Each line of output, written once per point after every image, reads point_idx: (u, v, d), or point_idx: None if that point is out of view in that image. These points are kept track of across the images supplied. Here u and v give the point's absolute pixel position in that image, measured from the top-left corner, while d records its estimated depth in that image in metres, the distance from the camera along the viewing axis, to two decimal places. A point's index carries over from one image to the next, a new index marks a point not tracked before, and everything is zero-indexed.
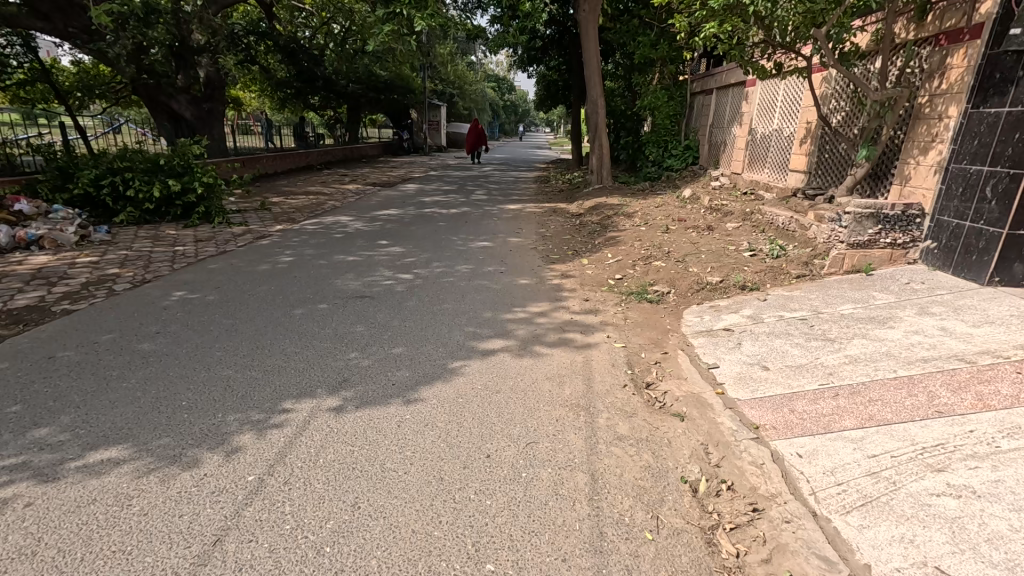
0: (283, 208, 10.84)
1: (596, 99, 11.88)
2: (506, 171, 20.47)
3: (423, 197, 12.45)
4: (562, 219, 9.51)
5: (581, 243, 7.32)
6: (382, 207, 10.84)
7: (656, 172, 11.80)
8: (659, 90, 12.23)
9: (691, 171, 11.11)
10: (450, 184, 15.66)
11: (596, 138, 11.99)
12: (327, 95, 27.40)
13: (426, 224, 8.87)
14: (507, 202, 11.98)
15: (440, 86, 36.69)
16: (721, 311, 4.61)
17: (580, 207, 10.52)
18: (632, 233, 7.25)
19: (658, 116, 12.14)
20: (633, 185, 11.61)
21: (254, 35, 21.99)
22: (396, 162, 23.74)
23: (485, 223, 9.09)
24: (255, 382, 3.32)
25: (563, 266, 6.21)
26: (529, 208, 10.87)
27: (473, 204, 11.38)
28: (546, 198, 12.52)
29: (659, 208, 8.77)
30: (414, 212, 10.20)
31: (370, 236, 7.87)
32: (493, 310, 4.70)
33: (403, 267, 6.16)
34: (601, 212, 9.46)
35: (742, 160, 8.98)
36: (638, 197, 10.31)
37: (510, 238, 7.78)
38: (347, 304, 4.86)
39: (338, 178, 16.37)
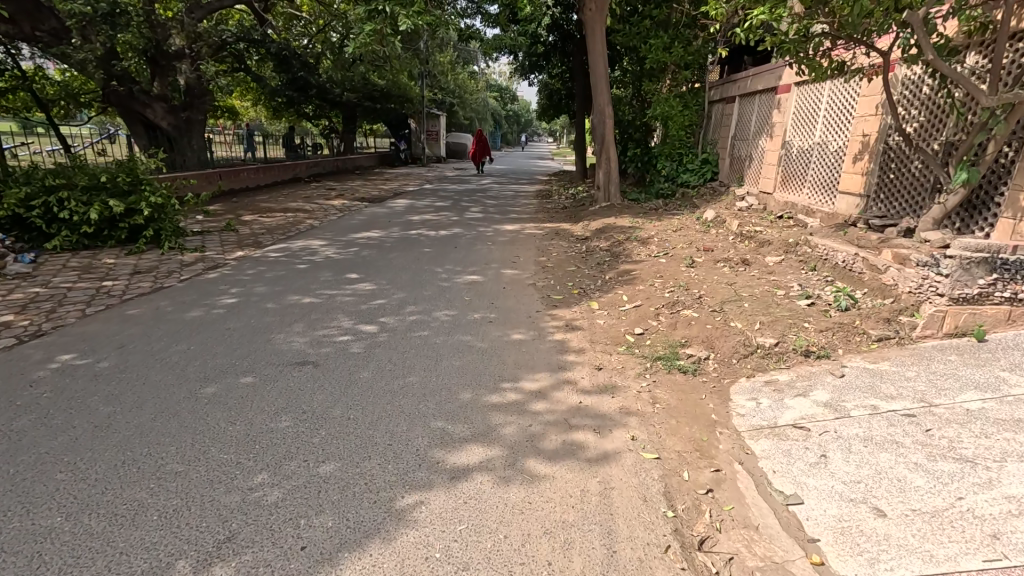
0: (254, 229, 9.71)
1: (604, 108, 10.72)
2: (506, 184, 19.42)
3: (412, 214, 11.33)
4: (565, 243, 8.35)
5: (588, 278, 6.14)
6: (364, 228, 9.70)
7: (670, 189, 10.65)
8: (673, 99, 11.09)
9: (709, 188, 9.97)
10: (444, 199, 14.54)
11: (603, 151, 10.86)
12: (321, 104, 26.38)
13: (409, 250, 7.73)
14: (504, 220, 10.85)
15: (440, 95, 35.70)
16: (783, 393, 3.40)
17: (586, 228, 9.36)
18: (650, 267, 6.07)
19: (673, 127, 10.92)
20: (643, 203, 10.47)
21: (244, 42, 20.93)
22: (392, 173, 22.71)
23: (477, 248, 7.94)
24: (80, 548, 2.10)
25: (567, 311, 5.03)
26: (529, 229, 9.72)
27: (466, 224, 10.24)
28: (547, 216, 11.39)
29: (678, 233, 7.60)
30: (399, 234, 9.05)
31: (339, 267, 6.70)
32: (473, 388, 3.48)
33: (369, 312, 4.98)
34: (610, 236, 8.28)
35: (774, 177, 7.81)
36: (651, 218, 9.15)
37: (503, 271, 6.60)
38: (280, 377, 3.63)
39: (326, 192, 15.27)
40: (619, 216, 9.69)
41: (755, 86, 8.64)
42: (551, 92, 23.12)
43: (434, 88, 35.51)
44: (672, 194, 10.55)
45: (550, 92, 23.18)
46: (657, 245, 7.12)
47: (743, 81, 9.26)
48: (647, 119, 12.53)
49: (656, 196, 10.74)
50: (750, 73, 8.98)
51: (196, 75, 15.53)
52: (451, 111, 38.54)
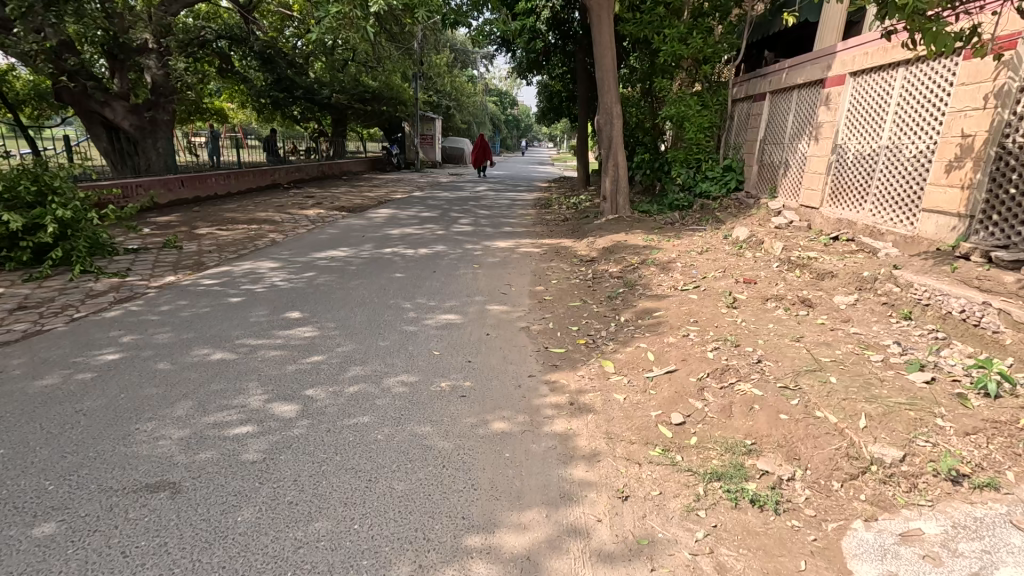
0: (203, 245, 8.35)
1: (612, 107, 9.36)
2: (503, 191, 18.08)
3: (393, 227, 9.97)
4: (567, 266, 6.97)
5: (597, 320, 4.74)
6: (332, 244, 8.32)
7: (687, 200, 9.29)
8: (689, 95, 9.65)
9: (734, 200, 8.61)
10: (433, 208, 13.18)
11: (609, 157, 9.51)
12: (309, 106, 25.10)
13: (377, 275, 6.34)
14: (496, 234, 9.48)
15: (435, 98, 34.47)
16: (946, 568, 1.99)
17: (591, 246, 7.99)
18: (678, 305, 4.68)
19: (690, 129, 9.43)
20: (656, 217, 9.11)
21: (226, 38, 19.72)
22: (382, 179, 21.35)
23: (460, 272, 6.56)
24: None
25: (571, 377, 3.62)
26: (525, 246, 8.34)
27: (452, 239, 8.87)
28: (546, 229, 10.04)
29: (705, 256, 6.24)
30: (370, 253, 7.66)
31: (281, 301, 5.31)
32: (416, 554, 2.06)
33: (294, 379, 3.57)
34: (620, 257, 6.90)
35: (820, 188, 6.45)
36: (668, 235, 7.78)
37: (488, 306, 5.20)
38: (104, 522, 2.21)
39: (303, 199, 13.92)
40: (629, 232, 8.32)
41: (794, 79, 7.27)
42: (551, 94, 21.91)
43: (431, 90, 34.30)
44: (690, 207, 9.19)
45: (550, 94, 21.95)
46: (681, 273, 5.74)
47: (777, 76, 7.84)
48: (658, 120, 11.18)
49: (670, 208, 9.38)
50: (785, 65, 7.63)
51: (164, 72, 14.28)
52: (449, 115, 37.34)
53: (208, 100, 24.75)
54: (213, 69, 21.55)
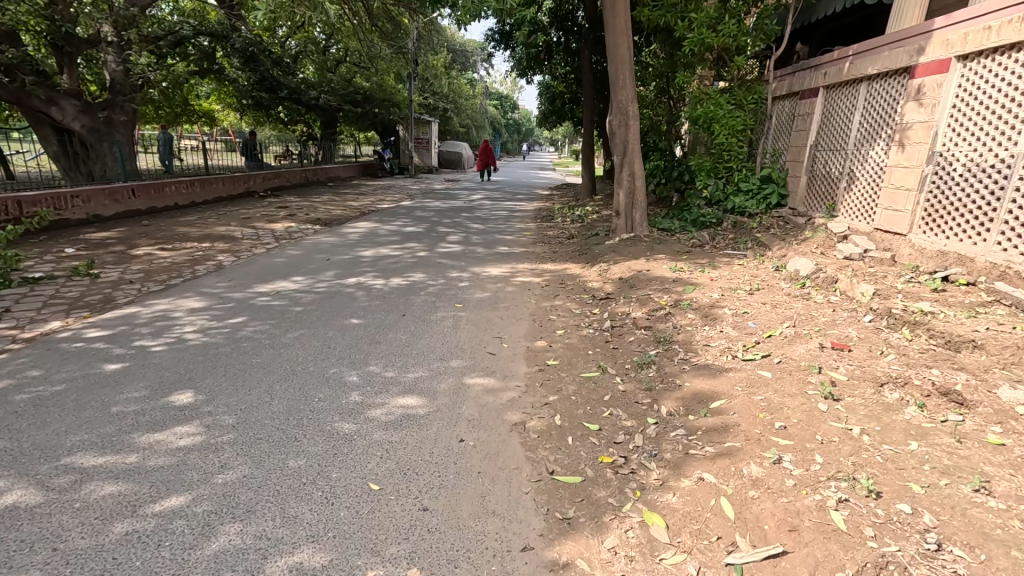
0: (129, 271, 6.84)
1: (630, 106, 7.83)
2: (501, 200, 16.62)
3: (366, 247, 8.45)
4: (576, 306, 5.45)
5: (626, 414, 3.20)
6: (287, 270, 6.81)
7: (716, 216, 7.82)
8: (717, 92, 8.17)
9: (777, 218, 7.10)
10: (419, 221, 11.69)
11: (624, 165, 8.01)
12: (297, 108, 23.75)
13: (327, 322, 4.82)
14: (489, 256, 7.97)
15: (432, 100, 33.11)
16: None
17: (604, 276, 6.47)
18: (747, 391, 3.16)
19: (719, 132, 7.94)
20: (680, 239, 7.61)
21: (204, 35, 18.52)
22: (372, 186, 19.90)
23: (438, 317, 5.05)
24: None
25: (597, 558, 2.09)
26: (522, 274, 6.82)
27: (433, 264, 7.35)
28: (548, 250, 8.53)
29: (761, 300, 4.72)
30: (329, 285, 6.15)
31: (177, 369, 3.77)
32: None
33: (109, 565, 2.02)
34: (644, 294, 5.39)
35: (908, 208, 4.95)
36: (701, 264, 6.27)
37: (467, 380, 3.66)
38: None
39: (275, 209, 12.43)
40: (650, 257, 6.80)
41: (864, 69, 5.77)
42: (552, 96, 20.55)
43: (427, 92, 32.97)
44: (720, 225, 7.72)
45: (552, 96, 20.59)
46: (733, 327, 4.22)
47: (834, 68, 6.36)
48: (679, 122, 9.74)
49: (696, 227, 7.88)
50: (848, 53, 6.14)
51: (124, 69, 12.91)
52: (446, 118, 35.97)
53: (190, 101, 23.42)
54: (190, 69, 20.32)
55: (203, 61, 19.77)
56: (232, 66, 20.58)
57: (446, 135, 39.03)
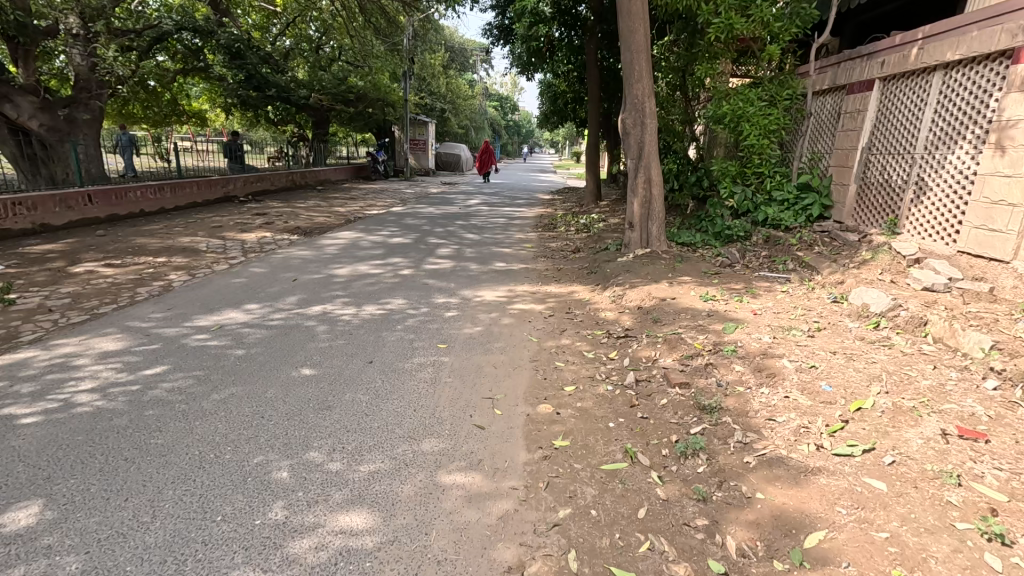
0: (55, 295, 5.77)
1: (646, 101, 6.77)
2: (499, 205, 15.58)
3: (343, 263, 7.39)
4: (588, 347, 4.38)
5: (674, 550, 2.14)
6: (243, 295, 5.75)
7: (744, 229, 6.85)
8: (747, 87, 7.14)
9: (820, 234, 6.06)
10: (409, 230, 10.63)
11: (638, 170, 6.96)
12: (287, 108, 22.68)
13: (271, 374, 3.75)
14: (482, 275, 6.91)
15: (429, 100, 32.10)
16: None
17: (619, 305, 5.41)
18: (858, 517, 2.12)
19: (750, 133, 6.92)
20: (705, 258, 6.56)
21: (187, 30, 17.55)
22: (364, 190, 18.86)
23: (414, 364, 3.98)
24: None
25: None
26: (521, 300, 5.77)
27: (416, 285, 6.30)
28: (551, 266, 7.46)
29: (829, 348, 3.66)
30: (288, 315, 5.08)
31: (40, 458, 2.70)
32: None
33: None
34: (673, 333, 4.33)
35: (1012, 228, 4.02)
36: (738, 291, 5.20)
37: (443, 479, 2.61)
38: None
39: (251, 217, 11.38)
40: (673, 281, 5.74)
41: (941, 56, 4.75)
42: (555, 95, 19.56)
43: (425, 92, 32.01)
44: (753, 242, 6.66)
45: (554, 96, 19.60)
46: (803, 390, 3.16)
47: (895, 56, 5.32)
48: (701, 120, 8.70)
49: (722, 242, 6.93)
50: (916, 37, 5.14)
51: (91, 63, 11.90)
52: (444, 119, 35.00)
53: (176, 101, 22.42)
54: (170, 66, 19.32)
55: (187, 58, 18.79)
56: (218, 63, 19.62)
57: (444, 136, 38.07)
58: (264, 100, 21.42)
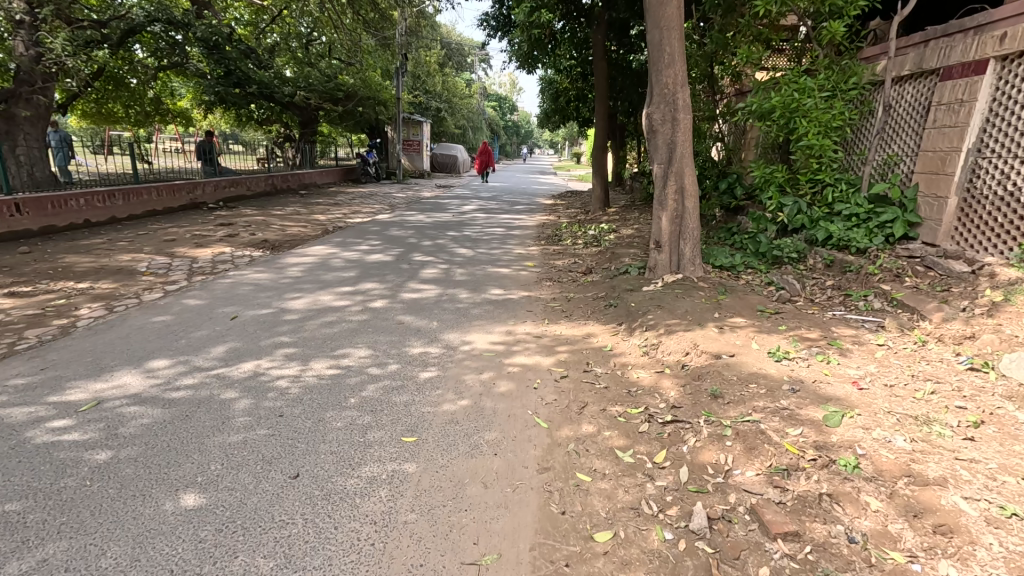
0: None
1: (680, 91, 5.41)
2: (497, 212, 14.21)
3: (302, 291, 6.01)
4: (622, 439, 3.02)
5: None
6: (155, 342, 4.37)
7: (800, 249, 5.64)
8: (801, 75, 5.82)
9: (909, 260, 4.72)
10: (392, 243, 9.25)
11: (667, 177, 5.60)
12: (270, 106, 21.16)
13: (124, 511, 2.35)
14: (472, 308, 5.52)
15: (424, 98, 30.67)
16: None
17: (654, 361, 4.05)
18: None
19: (807, 131, 5.60)
20: (752, 290, 5.23)
21: (161, 22, 16.24)
22: (352, 195, 17.47)
23: (362, 483, 2.61)
24: None
25: None
26: (523, 349, 4.40)
27: (387, 325, 4.92)
28: (558, 295, 6.09)
29: (1017, 470, 2.31)
30: (201, 379, 3.70)
31: None
32: None
33: None
34: (747, 420, 2.98)
35: None
36: (816, 343, 3.84)
37: None
38: None
39: (214, 227, 10.01)
40: (723, 323, 4.37)
41: None
42: (557, 92, 18.22)
43: (420, 91, 30.65)
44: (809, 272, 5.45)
45: (556, 94, 18.26)
46: None
47: None
48: (745, 117, 7.30)
49: (769, 266, 5.81)
50: None
51: (35, 53, 10.55)
52: (440, 118, 33.55)
53: (157, 99, 21.10)
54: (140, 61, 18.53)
55: (162, 51, 17.47)
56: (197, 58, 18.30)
57: (441, 136, 36.63)
58: (243, 97, 19.98)
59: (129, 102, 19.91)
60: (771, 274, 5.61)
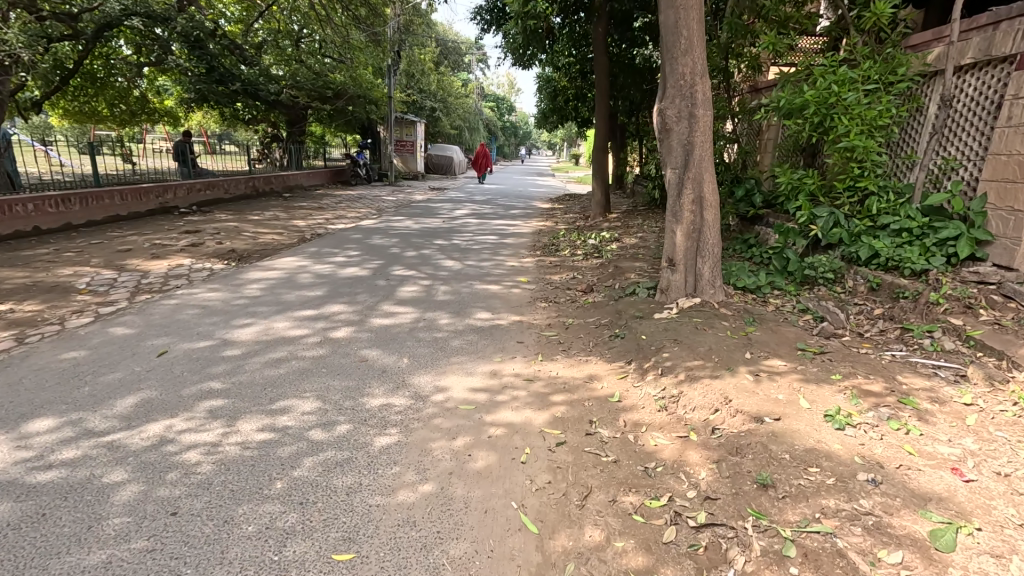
0: None
1: (699, 82, 4.56)
2: (491, 217, 13.38)
3: (254, 317, 5.14)
4: (641, 557, 2.17)
5: None
6: (50, 390, 3.50)
7: (837, 269, 4.90)
8: (839, 66, 5.01)
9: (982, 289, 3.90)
10: (372, 254, 8.39)
11: (682, 184, 4.76)
12: (256, 105, 20.21)
13: None
14: (452, 340, 4.66)
15: (418, 97, 29.80)
16: None
17: (675, 420, 3.21)
18: None
19: (847, 131, 4.79)
20: (785, 319, 4.39)
21: (140, 16, 15.44)
22: (339, 198, 16.63)
23: None
24: None
25: None
26: (510, 399, 3.56)
27: (346, 366, 4.05)
28: (554, 321, 5.23)
29: None
30: (85, 450, 2.83)
31: None
32: None
33: None
34: (815, 531, 2.13)
35: None
36: (883, 400, 3.01)
37: None
38: None
39: (178, 235, 9.15)
40: (757, 368, 3.53)
41: None
42: (556, 91, 17.40)
43: (414, 90, 29.79)
44: (850, 298, 4.65)
45: (555, 93, 17.45)
46: None
47: None
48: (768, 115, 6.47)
49: (798, 288, 5.05)
50: None
51: None
52: (435, 119, 32.68)
53: (145, 97, 19.91)
54: (123, 57, 17.66)
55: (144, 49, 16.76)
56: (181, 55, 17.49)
57: (436, 137, 35.73)
58: (228, 95, 19.10)
59: (115, 101, 18.82)
60: (804, 298, 4.82)
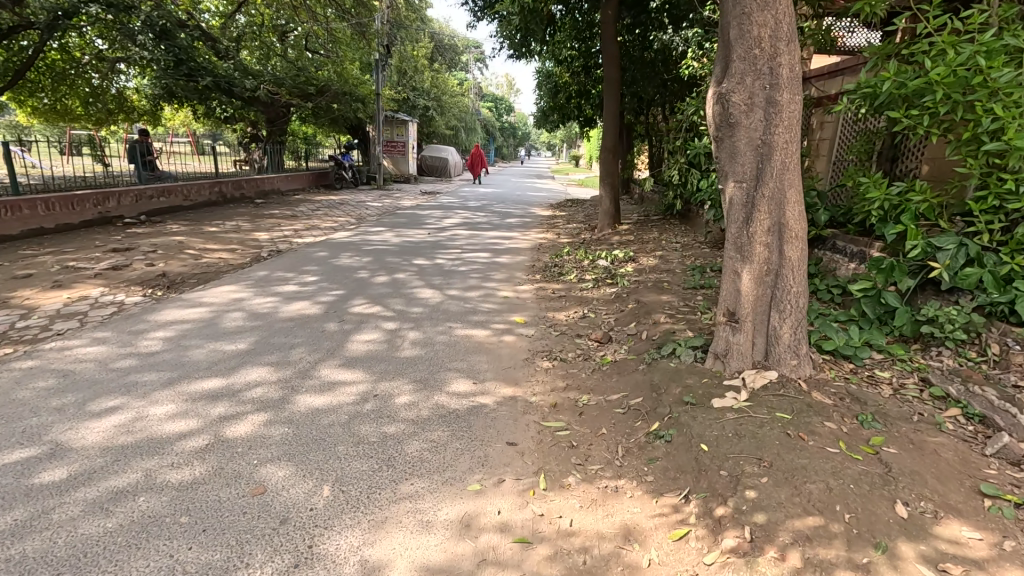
0: None
1: (784, 51, 3.01)
2: (485, 227, 11.82)
3: (127, 393, 3.56)
4: None
5: None
6: None
7: (974, 327, 3.44)
8: (973, 33, 3.50)
9: None
10: (333, 279, 6.81)
11: (755, 205, 3.20)
12: (232, 103, 18.37)
13: None
14: (406, 441, 3.09)
15: (409, 94, 28.15)
16: None
17: None
18: None
19: (992, 129, 3.30)
20: (920, 418, 2.86)
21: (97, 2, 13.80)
22: (318, 205, 15.04)
23: None
24: None
25: None
26: None
27: (225, 507, 2.47)
28: (560, 398, 3.66)
29: None
30: None
31: None
32: None
33: None
34: None
35: None
36: None
37: None
38: None
39: (102, 254, 7.58)
40: (931, 548, 2.00)
41: None
42: (556, 87, 15.83)
43: (406, 88, 28.20)
44: (1001, 374, 3.18)
45: (555, 89, 15.88)
46: None
47: None
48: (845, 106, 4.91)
49: (909, 350, 3.60)
50: None
51: None
52: (429, 118, 30.96)
53: (123, 96, 17.93)
54: (92, 52, 16.13)
55: (117, 43, 15.26)
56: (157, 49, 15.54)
57: (430, 137, 34.05)
58: (198, 91, 17.11)
59: (89, 99, 17.24)
60: (927, 373, 3.32)
